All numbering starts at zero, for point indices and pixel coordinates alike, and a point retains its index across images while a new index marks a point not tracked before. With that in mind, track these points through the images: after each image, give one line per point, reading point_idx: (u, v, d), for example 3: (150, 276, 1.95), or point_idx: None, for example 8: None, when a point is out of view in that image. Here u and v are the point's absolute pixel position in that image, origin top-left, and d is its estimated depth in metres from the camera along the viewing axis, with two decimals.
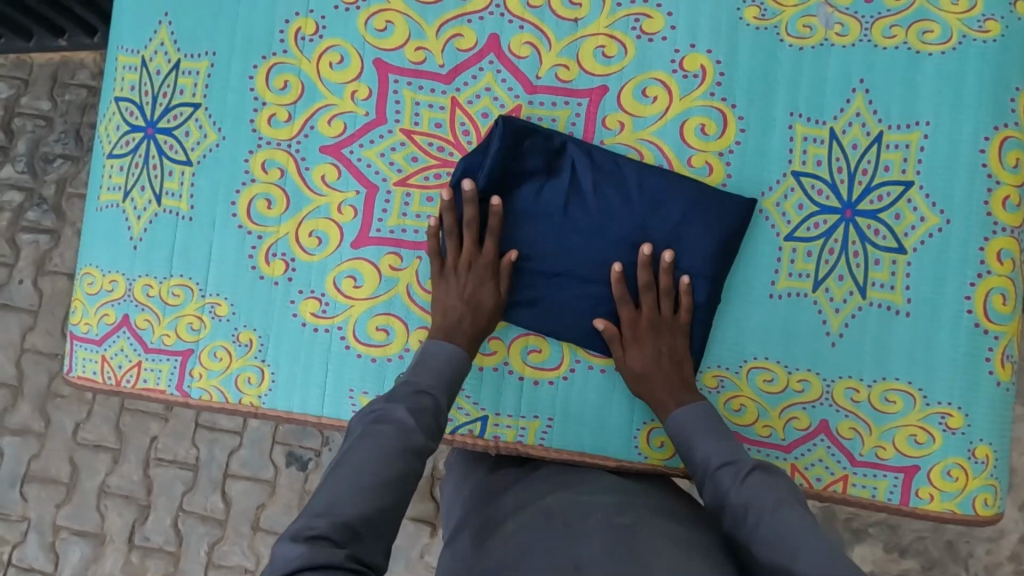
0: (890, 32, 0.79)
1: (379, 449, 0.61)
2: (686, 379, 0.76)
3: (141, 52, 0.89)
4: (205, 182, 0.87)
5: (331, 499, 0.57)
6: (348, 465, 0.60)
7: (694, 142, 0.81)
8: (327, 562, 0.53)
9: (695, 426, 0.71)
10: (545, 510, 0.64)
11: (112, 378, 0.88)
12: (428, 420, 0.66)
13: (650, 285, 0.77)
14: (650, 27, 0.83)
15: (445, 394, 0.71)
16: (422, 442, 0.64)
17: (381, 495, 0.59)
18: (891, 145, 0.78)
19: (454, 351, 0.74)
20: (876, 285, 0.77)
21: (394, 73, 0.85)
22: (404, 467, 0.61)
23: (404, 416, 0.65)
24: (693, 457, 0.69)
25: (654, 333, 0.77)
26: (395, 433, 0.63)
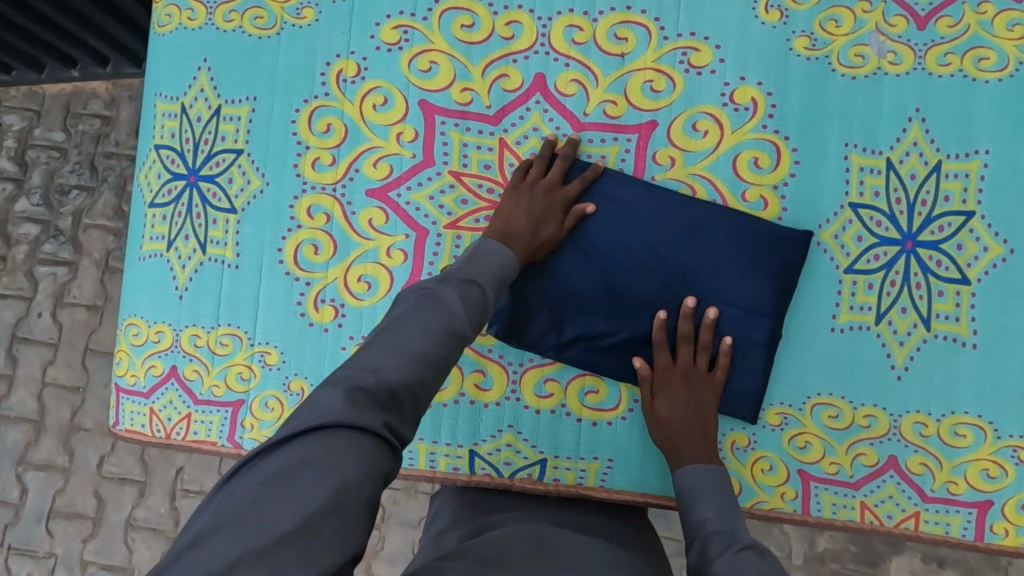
0: (945, 60, 0.78)
1: (427, 324, 0.59)
2: (709, 437, 0.75)
3: (180, 99, 0.88)
4: (251, 229, 0.86)
5: (378, 361, 0.54)
6: (396, 333, 0.57)
7: (747, 176, 0.80)
8: (365, 425, 0.48)
9: (702, 487, 0.70)
10: (537, 548, 0.65)
11: (162, 431, 0.87)
12: (477, 310, 0.64)
13: (690, 337, 0.77)
14: (697, 60, 0.81)
15: (494, 289, 0.68)
16: (467, 331, 0.61)
17: (424, 373, 0.56)
18: (950, 175, 0.77)
19: (506, 255, 0.72)
20: (940, 317, 0.77)
21: (440, 115, 0.84)
22: (447, 347, 0.59)
23: (456, 299, 0.62)
24: (689, 516, 0.68)
25: (685, 385, 0.77)
26: (445, 314, 0.60)
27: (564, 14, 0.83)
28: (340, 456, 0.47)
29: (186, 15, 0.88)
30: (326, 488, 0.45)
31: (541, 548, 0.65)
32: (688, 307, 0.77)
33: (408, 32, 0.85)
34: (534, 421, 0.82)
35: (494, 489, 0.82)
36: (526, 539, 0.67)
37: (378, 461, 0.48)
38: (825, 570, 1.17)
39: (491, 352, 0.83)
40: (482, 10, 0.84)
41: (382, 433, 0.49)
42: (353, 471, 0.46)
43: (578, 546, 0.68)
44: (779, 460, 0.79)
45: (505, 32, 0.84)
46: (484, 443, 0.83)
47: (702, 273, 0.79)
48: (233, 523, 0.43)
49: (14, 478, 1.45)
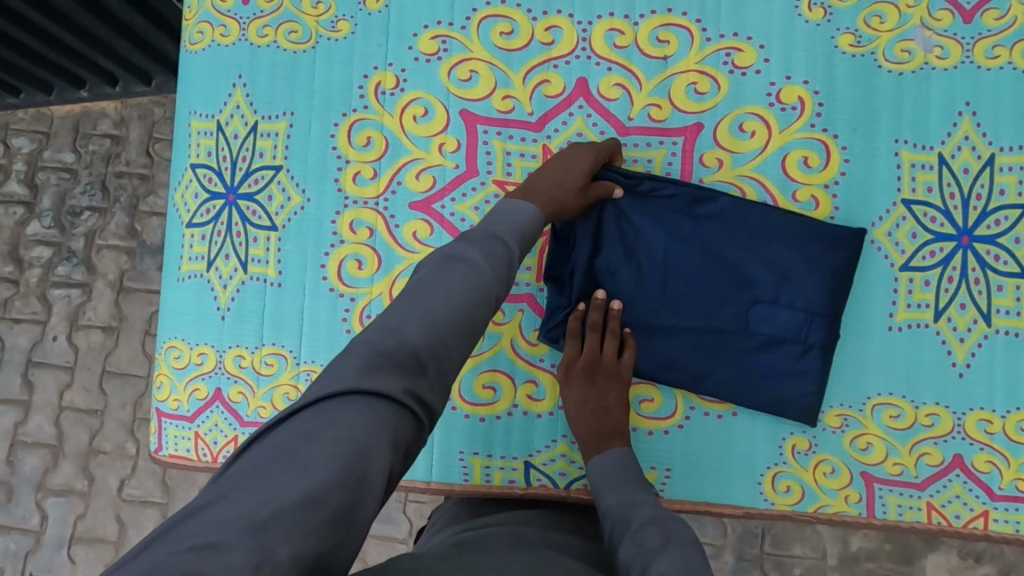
0: (993, 53, 0.77)
1: (453, 285, 0.55)
2: (608, 429, 0.76)
3: (215, 116, 0.87)
4: (293, 247, 0.85)
5: (396, 321, 0.51)
6: (423, 295, 0.54)
7: (797, 175, 0.79)
8: (379, 390, 0.45)
9: (604, 478, 0.72)
10: (519, 537, 0.62)
11: (207, 455, 0.85)
12: (500, 268, 0.60)
13: (597, 326, 0.78)
14: (741, 60, 0.81)
15: (520, 249, 0.64)
16: (491, 291, 0.57)
17: (448, 337, 0.52)
18: (1004, 168, 0.76)
19: (528, 214, 0.68)
20: (1001, 312, 0.76)
21: (482, 124, 0.83)
22: (470, 308, 0.55)
23: (476, 257, 0.58)
24: (598, 506, 0.69)
25: (587, 378, 0.78)
26: (468, 273, 0.57)
27: (604, 18, 0.82)
28: (352, 424, 0.44)
29: (219, 32, 0.87)
30: (333, 461, 0.42)
31: (523, 542, 0.61)
32: (614, 308, 0.78)
33: (446, 41, 0.84)
34: None
35: (550, 500, 0.81)
36: (512, 530, 0.64)
37: (393, 429, 0.45)
38: (861, 571, 1.16)
39: (543, 361, 0.82)
40: (521, 17, 0.83)
41: (400, 399, 0.46)
42: (363, 443, 0.43)
43: (559, 542, 0.64)
44: (841, 463, 0.77)
45: (546, 38, 0.83)
46: (539, 454, 0.81)
47: (753, 276, 0.78)
48: (233, 491, 0.40)
49: (34, 505, 1.42)
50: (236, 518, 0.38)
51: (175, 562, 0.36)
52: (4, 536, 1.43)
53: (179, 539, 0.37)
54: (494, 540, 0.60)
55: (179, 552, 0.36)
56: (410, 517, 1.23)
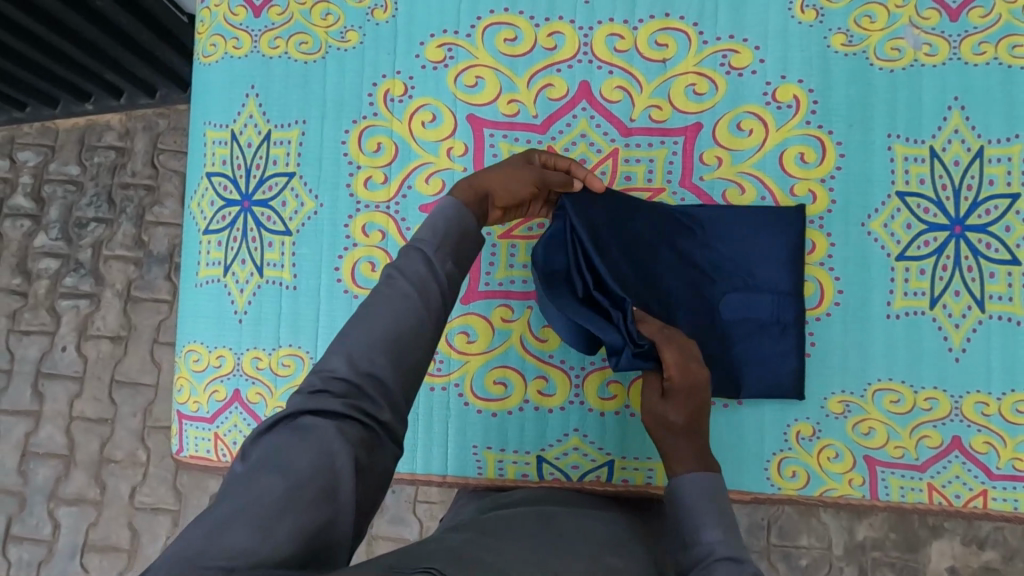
0: (979, 49, 0.80)
1: (380, 304, 0.54)
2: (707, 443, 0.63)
3: (229, 126, 0.89)
4: (308, 251, 0.87)
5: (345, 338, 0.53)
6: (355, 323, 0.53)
7: (795, 171, 0.82)
8: (320, 408, 0.47)
9: (702, 503, 0.57)
10: (544, 517, 0.63)
11: (227, 455, 0.87)
12: (420, 276, 0.56)
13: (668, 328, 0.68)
14: (738, 61, 0.84)
15: (446, 252, 0.59)
16: (426, 296, 0.55)
17: (378, 355, 0.51)
18: (993, 160, 0.79)
19: (446, 202, 0.64)
20: (994, 297, 0.78)
21: (488, 127, 0.86)
22: (404, 320, 0.53)
23: (392, 271, 0.56)
24: (692, 528, 0.56)
25: (688, 396, 0.63)
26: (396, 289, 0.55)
27: (605, 23, 0.85)
28: (312, 433, 0.46)
29: (232, 44, 0.90)
30: (305, 452, 0.45)
31: (550, 521, 0.62)
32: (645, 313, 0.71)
33: (453, 49, 0.87)
34: (599, 424, 0.83)
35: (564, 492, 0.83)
36: (537, 511, 0.65)
37: (350, 433, 0.47)
38: (866, 559, 1.18)
39: (553, 357, 0.84)
40: (524, 24, 0.86)
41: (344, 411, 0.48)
42: (327, 435, 0.46)
43: (584, 518, 0.65)
44: (844, 447, 0.80)
45: (548, 44, 0.86)
46: (552, 448, 0.84)
47: (753, 269, 0.81)
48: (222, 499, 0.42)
49: (46, 514, 1.44)
50: (239, 508, 0.41)
51: (200, 550, 0.39)
52: (16, 546, 1.44)
53: (186, 540, 0.40)
54: (520, 520, 0.62)
55: (193, 544, 0.39)
56: (420, 517, 1.26)
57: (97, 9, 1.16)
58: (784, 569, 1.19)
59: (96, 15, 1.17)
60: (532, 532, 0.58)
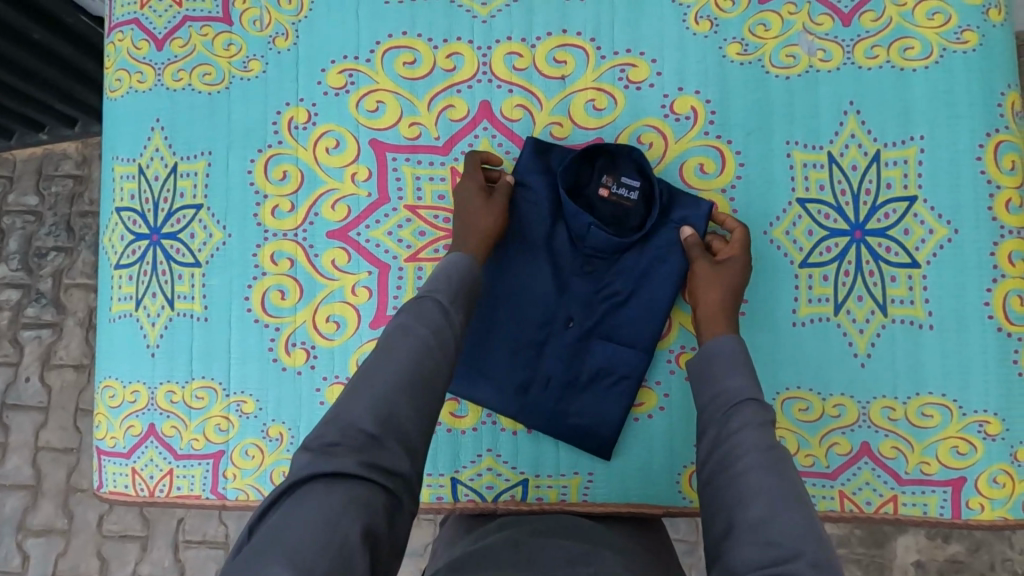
0: (872, 53, 0.80)
1: (387, 360, 0.58)
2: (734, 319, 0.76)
3: (136, 159, 0.90)
4: (217, 281, 0.87)
5: (398, 330, 0.61)
6: (366, 376, 0.57)
7: (695, 182, 0.82)
8: (334, 470, 0.50)
9: (730, 354, 0.68)
10: (515, 543, 0.63)
11: (145, 489, 0.87)
12: (436, 320, 0.63)
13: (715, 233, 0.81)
14: (635, 75, 0.84)
15: (456, 303, 0.67)
16: (429, 339, 0.61)
17: (395, 400, 0.56)
18: (890, 163, 0.79)
19: (454, 258, 0.72)
20: (896, 301, 0.78)
21: (391, 151, 0.86)
22: (425, 353, 0.59)
23: (407, 319, 0.62)
24: (719, 382, 0.66)
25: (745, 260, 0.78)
26: (400, 337, 0.60)
27: (503, 42, 0.85)
28: (324, 500, 0.48)
29: (136, 78, 0.90)
30: (326, 518, 0.47)
31: (520, 545, 0.63)
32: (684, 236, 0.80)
33: (353, 75, 0.87)
34: (513, 443, 0.84)
35: (479, 514, 0.83)
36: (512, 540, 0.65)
37: (361, 492, 0.50)
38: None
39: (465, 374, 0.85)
40: (422, 46, 0.86)
41: (359, 473, 0.50)
42: (355, 471, 0.50)
43: (557, 539, 0.64)
44: None
45: (447, 65, 0.86)
46: (465, 469, 0.83)
47: (658, 289, 0.82)
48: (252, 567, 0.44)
49: (14, 546, 1.38)
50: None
51: None
52: None
53: None
54: (493, 552, 0.62)
55: None
56: None
57: (39, 44, 1.13)
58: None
59: (40, 48, 1.13)
60: (489, 564, 0.58)
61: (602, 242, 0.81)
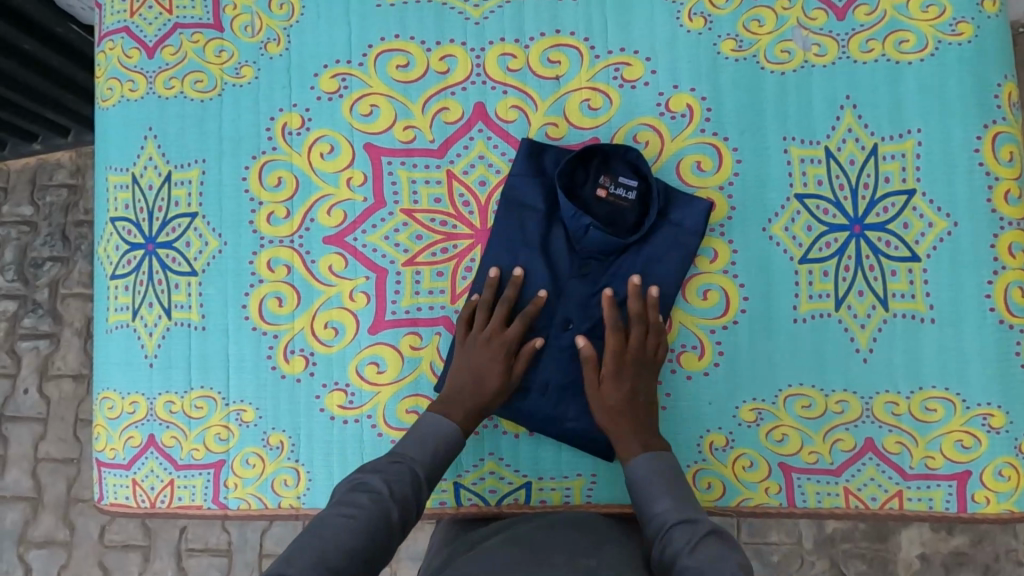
0: (867, 47, 0.80)
1: (348, 521, 0.63)
2: (647, 422, 0.75)
3: (130, 169, 0.89)
4: (214, 290, 0.87)
5: (361, 486, 0.67)
6: (323, 529, 0.62)
7: (691, 180, 0.82)
8: None
9: (655, 475, 0.71)
10: (514, 542, 0.65)
11: (146, 501, 0.86)
12: (402, 485, 0.69)
13: (638, 318, 0.78)
14: (630, 74, 0.83)
15: (427, 471, 0.72)
16: (393, 517, 0.66)
17: (343, 555, 0.60)
18: (888, 156, 0.79)
19: (438, 421, 0.76)
20: (897, 296, 0.78)
21: (386, 155, 0.85)
22: (381, 518, 0.64)
23: (378, 477, 0.68)
24: (649, 510, 0.68)
25: (632, 359, 0.77)
26: (366, 504, 0.65)
27: (496, 44, 0.85)
28: None
29: (128, 86, 0.89)
30: None
31: (521, 543, 0.64)
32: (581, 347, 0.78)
33: (346, 79, 0.86)
34: (514, 446, 0.83)
35: (482, 516, 0.83)
36: (510, 539, 0.66)
37: None
38: (836, 551, 1.17)
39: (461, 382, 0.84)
40: (415, 49, 0.86)
41: None
42: None
43: (556, 535, 0.66)
44: (759, 456, 0.79)
45: (440, 67, 0.85)
46: (468, 473, 0.83)
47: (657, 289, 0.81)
48: None
49: (16, 558, 1.36)
50: None
51: None
52: None
53: None
54: (491, 551, 0.63)
55: None
56: None
57: (28, 54, 1.11)
58: (756, 566, 1.17)
59: (29, 58, 1.12)
60: (490, 560, 0.60)
61: (600, 243, 0.80)
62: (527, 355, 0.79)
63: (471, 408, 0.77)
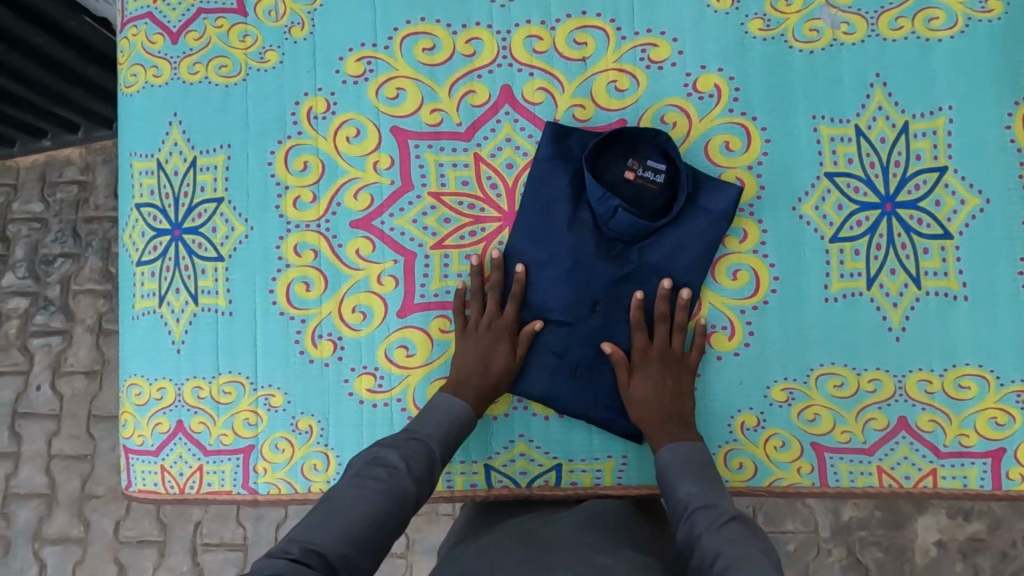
0: (896, 25, 0.80)
1: (368, 494, 0.62)
2: (682, 413, 0.76)
3: (155, 155, 0.89)
4: (241, 275, 0.86)
5: (377, 462, 0.66)
6: (342, 502, 0.61)
7: (720, 160, 0.81)
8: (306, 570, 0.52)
9: (682, 461, 0.71)
10: (532, 539, 0.66)
11: (175, 487, 0.86)
12: (418, 462, 0.68)
13: (666, 315, 0.79)
14: (657, 55, 0.83)
15: (441, 449, 0.72)
16: (410, 491, 0.65)
17: (361, 529, 0.59)
18: (918, 134, 0.79)
19: (450, 402, 0.76)
20: (929, 274, 0.78)
21: (413, 138, 0.85)
22: (400, 493, 0.64)
23: (395, 453, 0.68)
24: (676, 494, 0.67)
25: (660, 355, 0.78)
26: (385, 478, 0.64)
27: (522, 25, 0.85)
28: None
29: (152, 73, 0.89)
30: None
31: (540, 539, 0.66)
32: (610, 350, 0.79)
33: (372, 63, 0.86)
34: (544, 428, 0.83)
35: (513, 499, 0.83)
36: (529, 534, 0.68)
37: None
38: (853, 540, 1.16)
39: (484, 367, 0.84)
40: (441, 32, 0.85)
41: None
42: None
43: (574, 532, 0.67)
44: (791, 436, 0.79)
45: (467, 50, 0.85)
46: (498, 455, 0.83)
47: (687, 270, 0.80)
48: None
49: (31, 556, 1.35)
50: None
51: None
52: None
53: None
54: (508, 545, 0.65)
55: None
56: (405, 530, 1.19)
57: (37, 49, 1.10)
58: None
59: (38, 53, 1.10)
60: (504, 556, 0.61)
61: (626, 227, 0.79)
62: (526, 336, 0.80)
63: (476, 389, 0.78)
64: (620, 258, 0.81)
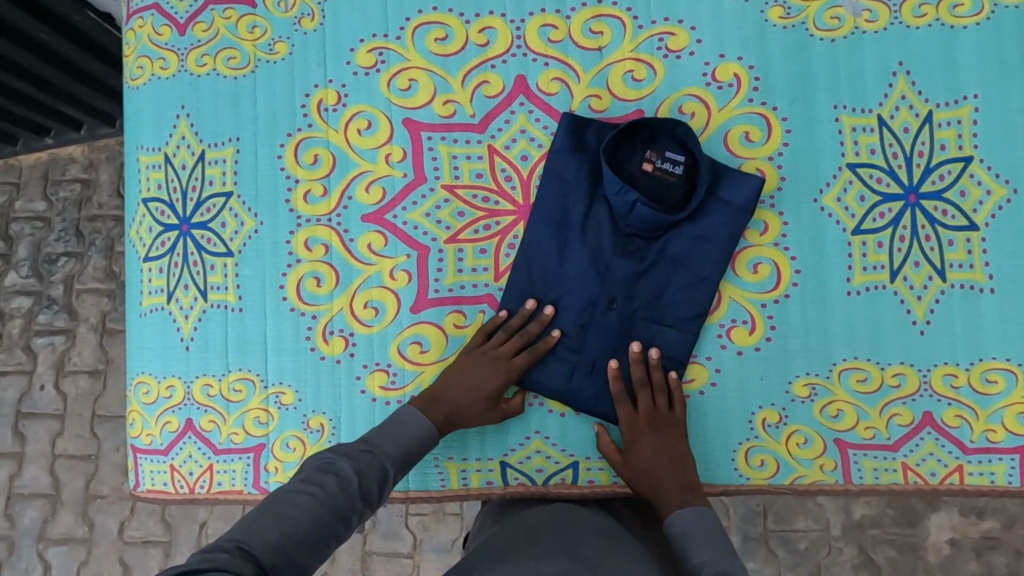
0: (920, 11, 0.78)
1: (312, 501, 0.58)
2: (688, 480, 0.72)
3: (162, 148, 0.87)
4: (251, 270, 0.85)
5: (330, 469, 0.62)
6: (286, 505, 0.57)
7: (740, 151, 0.80)
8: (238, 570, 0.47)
9: (695, 529, 0.67)
10: (560, 535, 0.65)
11: (185, 487, 0.84)
12: (370, 477, 0.64)
13: (643, 380, 0.76)
14: (675, 44, 0.81)
15: (395, 468, 0.68)
16: (356, 506, 0.61)
17: (299, 537, 0.55)
18: (943, 123, 0.77)
19: (419, 421, 0.73)
20: (954, 266, 0.76)
21: (426, 130, 0.83)
22: (346, 505, 0.60)
23: (349, 463, 0.64)
24: (688, 564, 0.64)
25: (651, 421, 0.75)
26: (333, 488, 0.60)
27: (536, 15, 0.83)
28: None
29: (159, 65, 0.87)
30: None
31: (568, 537, 0.64)
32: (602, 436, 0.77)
33: (384, 53, 0.84)
34: (561, 425, 0.81)
35: (529, 498, 0.81)
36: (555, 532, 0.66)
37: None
38: (865, 538, 1.15)
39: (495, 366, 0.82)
40: (455, 22, 0.84)
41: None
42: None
43: (600, 537, 0.65)
44: (813, 432, 0.77)
45: (480, 40, 0.83)
46: (514, 453, 0.81)
47: (707, 264, 0.78)
48: None
49: (36, 556, 1.34)
50: None
51: None
52: None
53: None
54: (534, 540, 0.63)
55: None
56: (413, 530, 1.18)
57: (41, 43, 1.08)
58: (783, 555, 1.15)
59: (42, 48, 1.08)
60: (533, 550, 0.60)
61: (647, 221, 0.77)
62: (522, 365, 0.77)
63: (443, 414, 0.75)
64: (638, 252, 0.80)
